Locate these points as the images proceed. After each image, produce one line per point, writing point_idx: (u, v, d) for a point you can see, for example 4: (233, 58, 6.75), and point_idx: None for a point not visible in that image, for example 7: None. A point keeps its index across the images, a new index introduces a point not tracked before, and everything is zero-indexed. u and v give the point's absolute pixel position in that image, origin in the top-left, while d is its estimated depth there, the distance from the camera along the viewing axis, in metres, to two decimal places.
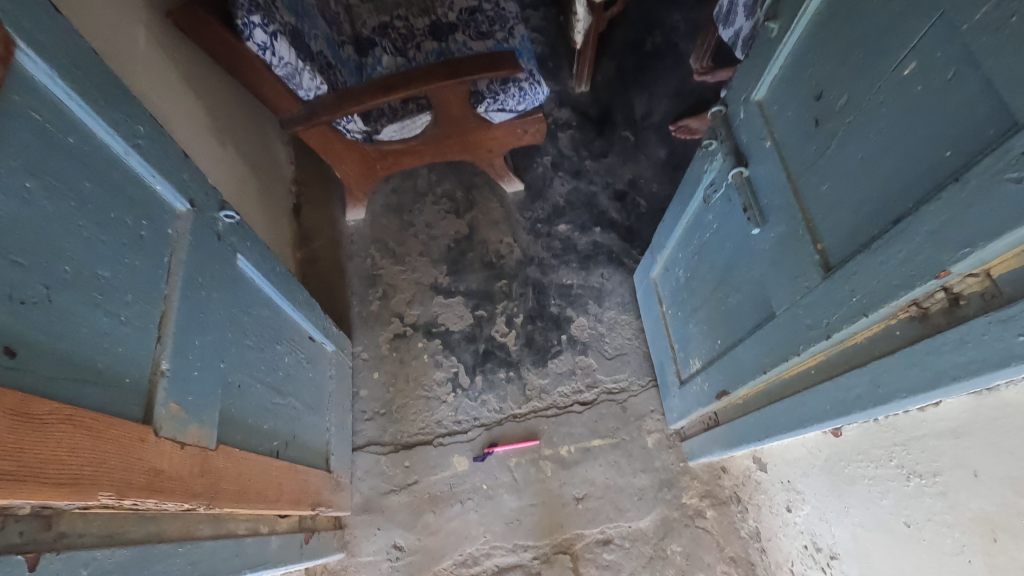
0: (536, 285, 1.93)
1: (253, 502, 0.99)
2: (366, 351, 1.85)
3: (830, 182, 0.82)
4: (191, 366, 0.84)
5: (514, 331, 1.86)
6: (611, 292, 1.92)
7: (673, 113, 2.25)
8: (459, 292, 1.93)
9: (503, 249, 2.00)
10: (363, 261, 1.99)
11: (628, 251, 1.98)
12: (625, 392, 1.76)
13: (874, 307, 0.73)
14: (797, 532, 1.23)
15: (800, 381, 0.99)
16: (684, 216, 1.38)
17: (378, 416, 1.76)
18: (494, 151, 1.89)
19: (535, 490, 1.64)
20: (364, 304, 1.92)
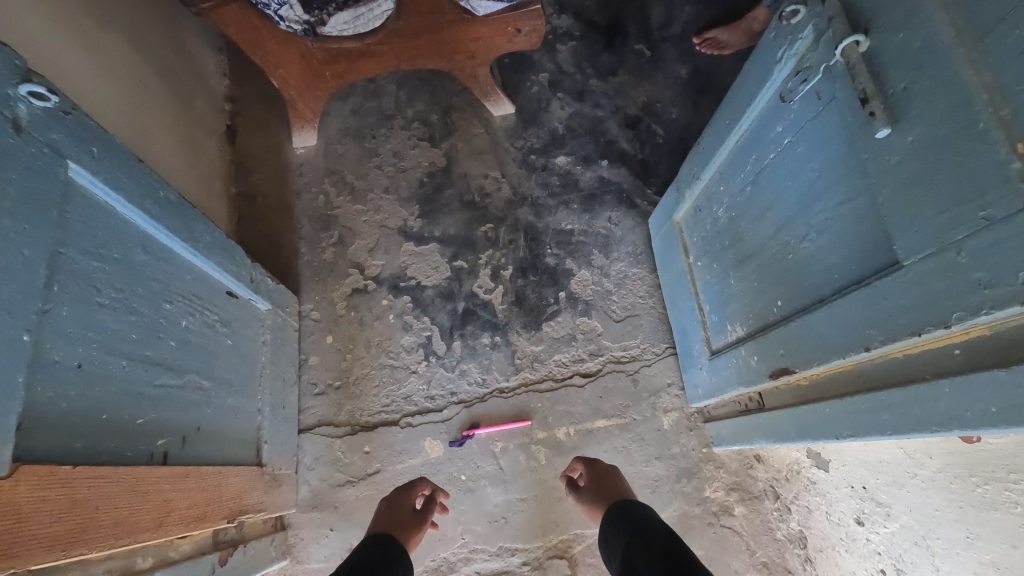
0: (529, 231, 1.57)
1: (105, 539, 0.65)
2: (317, 310, 1.49)
3: None
4: None
5: (501, 287, 1.51)
6: (621, 240, 1.57)
7: (698, 22, 1.84)
8: (434, 239, 1.56)
9: (488, 186, 1.62)
10: (314, 198, 1.60)
11: (641, 190, 1.62)
12: (636, 363, 1.44)
13: None
14: (870, 552, 1.18)
15: (924, 364, 0.68)
16: (736, 133, 1.01)
17: (331, 390, 1.42)
18: (478, 59, 1.48)
19: (525, 482, 1.35)
20: (314, 252, 1.55)
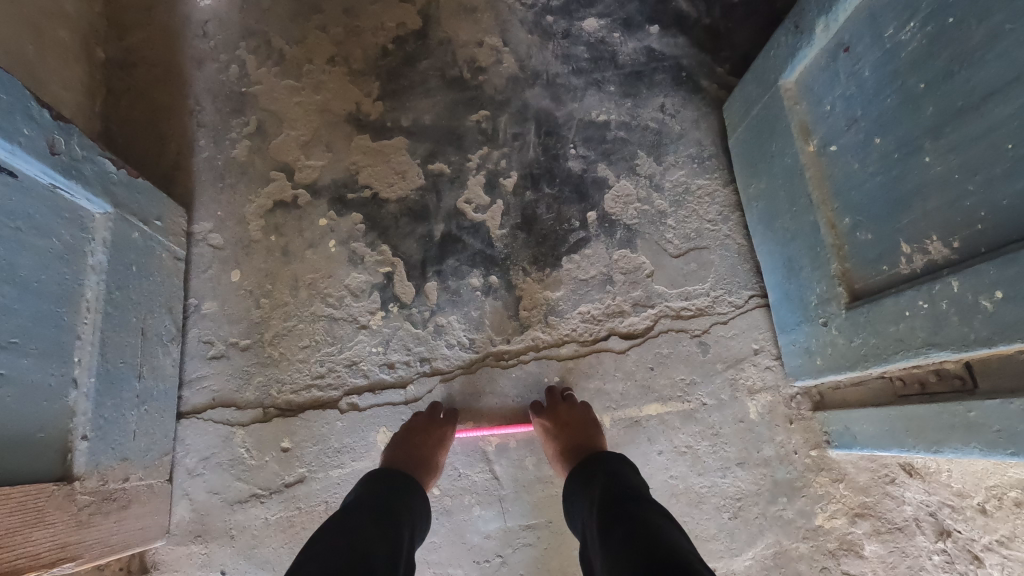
0: (542, 123, 1.05)
1: None
2: (220, 232, 0.98)
3: None
4: None
5: (500, 204, 1.00)
6: (679, 138, 1.05)
7: None
8: (400, 132, 1.04)
9: (481, 55, 1.09)
10: (222, 68, 1.07)
11: (709, 68, 1.09)
12: (705, 318, 0.94)
13: None
14: None
15: None
16: None
17: (234, 352, 0.92)
18: None
19: (535, 501, 0.88)
20: (220, 148, 1.03)
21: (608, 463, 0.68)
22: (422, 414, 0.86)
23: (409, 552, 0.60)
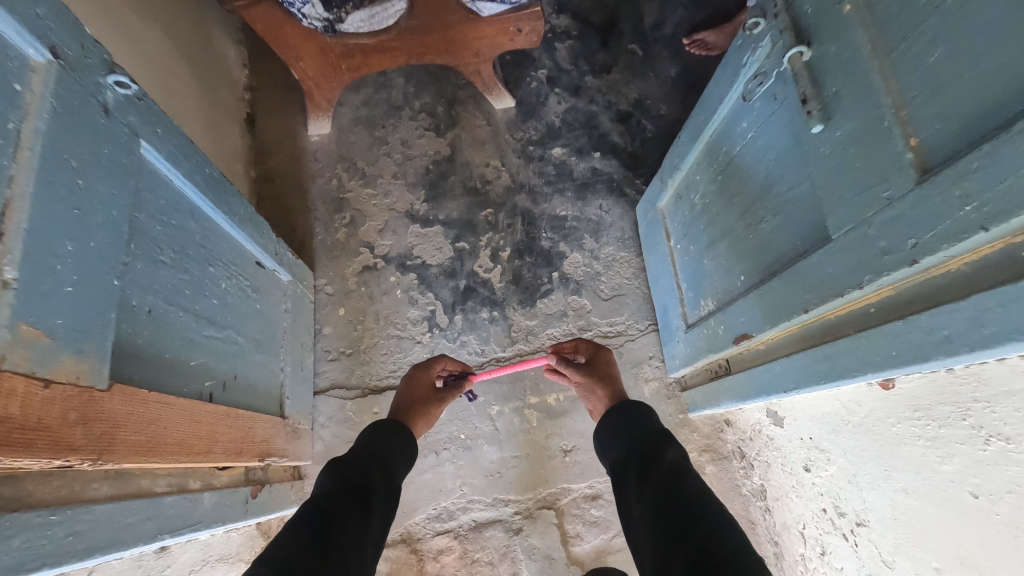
0: (525, 216, 1.70)
1: (169, 455, 0.79)
2: (331, 285, 1.63)
3: (949, 48, 0.59)
4: (63, 279, 0.62)
5: (499, 267, 1.65)
6: (610, 226, 1.70)
7: (690, 26, 1.92)
8: (438, 222, 1.69)
9: (489, 173, 1.74)
10: (329, 182, 1.73)
11: (630, 181, 1.75)
12: (621, 337, 1.58)
13: (1003, 218, 0.53)
14: (814, 494, 1.11)
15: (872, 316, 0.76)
16: (709, 127, 1.14)
17: (343, 356, 1.56)
18: (481, 54, 1.60)
19: (519, 442, 1.48)
20: (329, 232, 1.68)
21: (643, 418, 1.03)
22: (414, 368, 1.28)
23: (387, 482, 0.96)
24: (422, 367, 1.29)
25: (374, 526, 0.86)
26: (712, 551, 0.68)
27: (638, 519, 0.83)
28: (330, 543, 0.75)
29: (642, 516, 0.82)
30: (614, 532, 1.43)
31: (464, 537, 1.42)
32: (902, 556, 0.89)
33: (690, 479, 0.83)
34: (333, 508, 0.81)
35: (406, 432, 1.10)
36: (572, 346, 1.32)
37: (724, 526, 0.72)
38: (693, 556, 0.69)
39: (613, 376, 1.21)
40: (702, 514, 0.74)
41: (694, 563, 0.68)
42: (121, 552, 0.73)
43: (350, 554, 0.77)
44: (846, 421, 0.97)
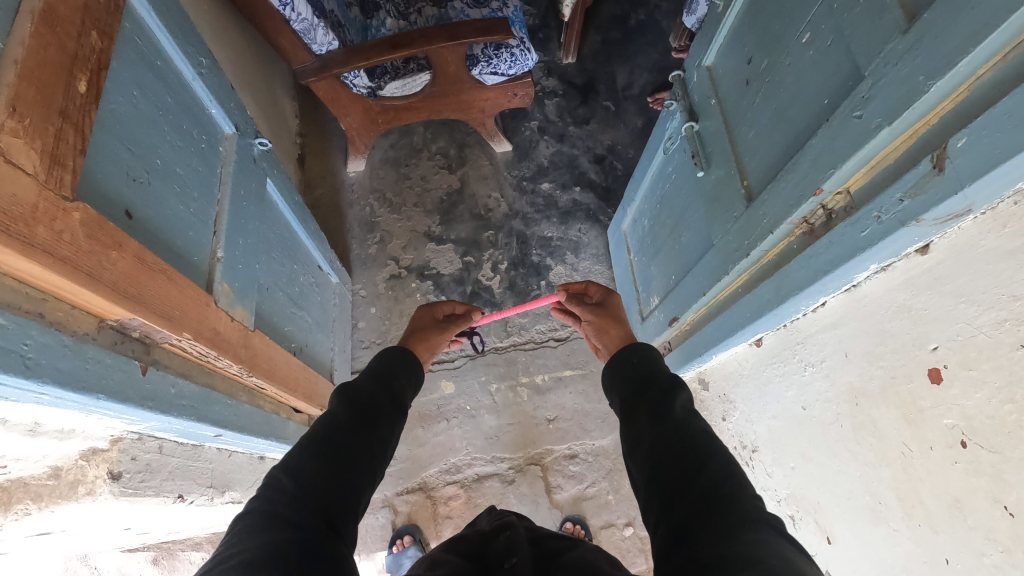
0: (520, 236, 2.13)
1: (280, 383, 1.19)
2: (364, 288, 2.06)
3: (753, 130, 1.03)
4: (237, 261, 1.03)
5: (498, 276, 2.07)
6: (587, 245, 2.12)
7: (653, 86, 2.38)
8: (450, 240, 2.12)
9: (491, 202, 2.18)
10: (363, 209, 2.17)
11: (604, 209, 2.18)
12: None
13: (776, 225, 0.95)
14: (730, 435, 1.50)
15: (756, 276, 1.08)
16: (650, 171, 1.59)
17: (374, 345, 1.98)
18: (485, 112, 2.05)
19: (512, 412, 1.87)
20: (363, 247, 2.12)
21: (652, 363, 1.01)
22: (425, 306, 1.43)
23: (396, 398, 1.02)
24: (429, 308, 1.41)
25: (381, 439, 0.91)
26: (722, 496, 0.71)
27: (644, 441, 0.86)
28: (333, 465, 0.82)
29: (649, 440, 0.85)
30: (587, 483, 1.80)
31: (468, 486, 1.80)
32: (777, 467, 1.28)
33: (698, 424, 0.85)
34: (336, 432, 0.87)
35: (411, 361, 1.13)
36: (582, 287, 1.37)
37: (731, 471, 0.75)
38: (703, 494, 0.72)
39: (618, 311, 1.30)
40: (714, 462, 0.76)
41: (704, 505, 0.71)
42: (252, 442, 1.12)
43: (354, 470, 0.84)
44: (740, 374, 1.38)
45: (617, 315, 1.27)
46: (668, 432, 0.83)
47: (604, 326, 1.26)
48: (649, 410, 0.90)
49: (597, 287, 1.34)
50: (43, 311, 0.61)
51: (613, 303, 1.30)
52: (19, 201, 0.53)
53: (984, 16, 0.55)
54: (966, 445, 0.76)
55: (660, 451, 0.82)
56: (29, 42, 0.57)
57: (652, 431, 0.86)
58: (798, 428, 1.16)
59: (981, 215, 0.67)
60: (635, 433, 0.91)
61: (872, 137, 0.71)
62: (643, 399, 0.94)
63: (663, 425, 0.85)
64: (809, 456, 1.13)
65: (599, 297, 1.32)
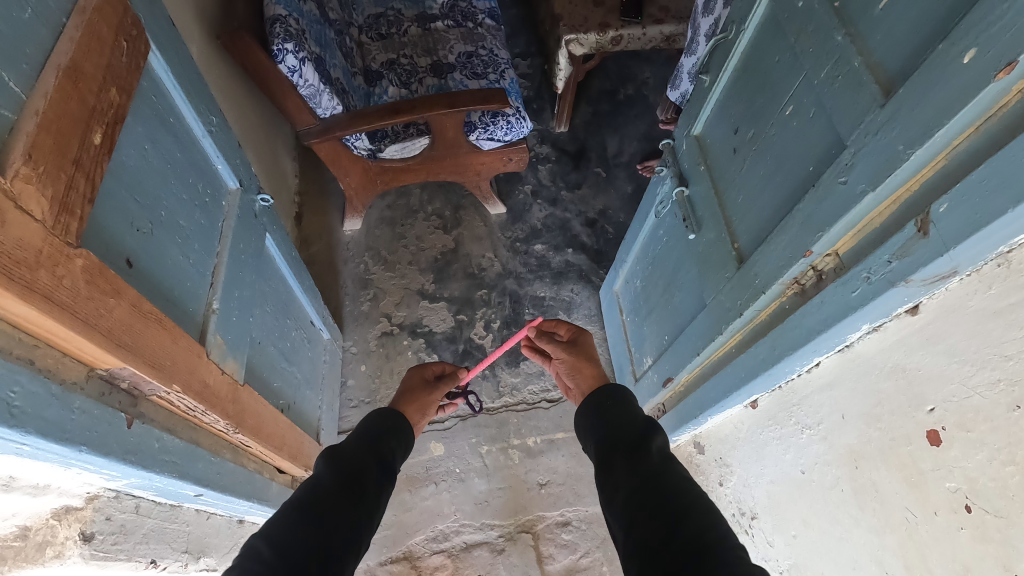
0: (512, 295, 2.14)
1: (266, 440, 1.14)
2: (355, 345, 2.04)
3: (743, 195, 1.08)
4: (232, 312, 1.03)
5: (491, 334, 2.06)
6: (579, 305, 2.14)
7: (642, 155, 2.49)
8: (443, 298, 2.13)
9: (484, 262, 2.20)
10: (358, 266, 2.19)
11: (596, 270, 2.21)
12: None
13: (768, 286, 0.97)
14: (727, 502, 1.46)
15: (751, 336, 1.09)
16: (641, 233, 1.64)
17: (363, 404, 1.94)
18: (481, 175, 2.11)
19: (503, 475, 1.82)
20: (356, 304, 2.12)
21: (626, 399, 0.99)
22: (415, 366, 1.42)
23: (387, 460, 0.99)
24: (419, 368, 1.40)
25: (367, 507, 0.87)
26: (705, 551, 0.69)
27: (621, 488, 0.83)
28: (314, 538, 0.78)
29: (625, 488, 0.83)
30: (581, 553, 1.72)
31: (456, 556, 1.71)
32: (777, 534, 1.23)
33: (676, 468, 0.83)
34: (321, 500, 0.83)
35: (403, 422, 1.09)
36: (554, 323, 1.38)
37: (712, 519, 0.73)
38: (685, 546, 0.70)
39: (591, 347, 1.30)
40: (696, 511, 0.74)
41: (686, 562, 0.69)
42: (232, 504, 1.06)
43: (338, 544, 0.80)
44: (736, 437, 1.36)
45: (588, 353, 1.27)
46: (645, 481, 0.81)
47: (576, 365, 1.26)
48: (625, 453, 0.88)
49: (568, 326, 1.34)
50: (34, 358, 0.60)
51: (584, 341, 1.30)
52: (25, 245, 0.54)
53: (956, 91, 0.59)
54: (971, 509, 0.75)
55: (638, 498, 0.80)
56: (51, 95, 0.59)
57: (627, 478, 0.84)
58: (798, 492, 1.13)
59: (966, 277, 0.69)
60: (610, 477, 0.88)
61: (857, 202, 0.74)
62: (618, 440, 0.91)
63: (640, 472, 0.83)
64: (812, 523, 1.10)
65: (570, 335, 1.32)
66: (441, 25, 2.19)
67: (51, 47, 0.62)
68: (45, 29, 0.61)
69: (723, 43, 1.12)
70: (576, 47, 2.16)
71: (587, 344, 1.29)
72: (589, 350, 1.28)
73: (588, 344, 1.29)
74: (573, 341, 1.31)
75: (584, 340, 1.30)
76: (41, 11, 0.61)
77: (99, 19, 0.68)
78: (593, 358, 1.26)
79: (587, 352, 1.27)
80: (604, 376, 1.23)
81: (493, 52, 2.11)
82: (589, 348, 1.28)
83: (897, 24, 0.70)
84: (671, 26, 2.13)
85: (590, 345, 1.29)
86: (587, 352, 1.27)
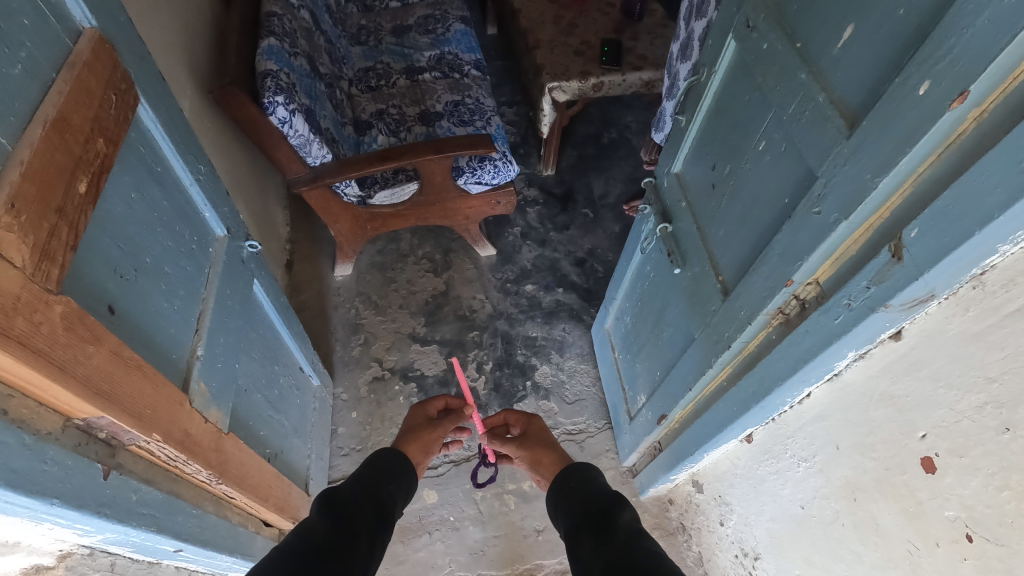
0: (504, 336, 2.13)
1: (252, 492, 1.11)
2: (346, 392, 2.01)
3: (724, 229, 1.10)
4: (217, 359, 1.02)
5: (483, 376, 2.04)
6: (571, 344, 2.13)
7: (627, 195, 2.54)
8: (435, 341, 2.12)
9: (475, 304, 2.21)
10: (348, 311, 2.19)
11: (587, 309, 2.21)
12: (583, 433, 1.93)
13: (753, 317, 0.97)
14: (729, 543, 1.42)
15: (741, 368, 1.08)
16: (628, 271, 1.66)
17: (354, 452, 1.89)
18: (470, 219, 2.14)
19: (498, 522, 1.76)
20: (347, 349, 2.10)
21: (591, 481, 1.01)
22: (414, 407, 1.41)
23: (385, 507, 0.97)
24: (420, 406, 1.40)
25: (361, 554, 0.84)
26: None
27: (593, 565, 0.80)
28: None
29: (599, 566, 0.79)
30: None
31: None
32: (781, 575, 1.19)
33: (647, 543, 0.79)
34: (314, 543, 0.80)
35: (404, 466, 1.10)
36: (504, 419, 1.41)
37: None
38: None
39: (544, 431, 1.32)
40: None
41: None
42: (213, 560, 1.02)
43: None
44: (734, 474, 1.33)
45: (541, 435, 1.30)
46: (611, 557, 0.78)
47: (534, 457, 1.24)
48: (593, 533, 0.86)
49: (516, 414, 1.39)
50: (7, 408, 0.59)
51: (535, 427, 1.33)
52: (2, 292, 0.53)
53: (914, 121, 0.62)
54: (972, 539, 0.73)
55: (605, 568, 0.78)
56: (37, 146, 0.60)
57: (598, 558, 0.81)
58: (801, 530, 1.10)
59: (944, 300, 0.70)
60: (582, 559, 0.85)
61: (831, 231, 0.76)
62: (587, 524, 0.89)
63: (607, 551, 0.80)
64: (815, 561, 1.06)
65: (523, 425, 1.36)
66: (428, 77, 2.28)
67: (40, 100, 0.64)
68: (35, 83, 0.63)
69: (696, 85, 1.16)
70: (559, 94, 2.22)
71: (542, 429, 1.32)
72: (541, 432, 1.31)
73: (543, 429, 1.32)
74: (526, 429, 1.34)
75: (537, 425, 1.34)
76: (32, 66, 0.63)
77: (89, 74, 0.71)
78: (547, 439, 1.28)
79: (539, 435, 1.30)
80: (563, 458, 1.21)
81: (479, 101, 2.18)
82: (544, 432, 1.31)
83: (855, 62, 0.73)
84: (649, 72, 2.22)
85: (542, 429, 1.32)
86: (542, 437, 1.29)
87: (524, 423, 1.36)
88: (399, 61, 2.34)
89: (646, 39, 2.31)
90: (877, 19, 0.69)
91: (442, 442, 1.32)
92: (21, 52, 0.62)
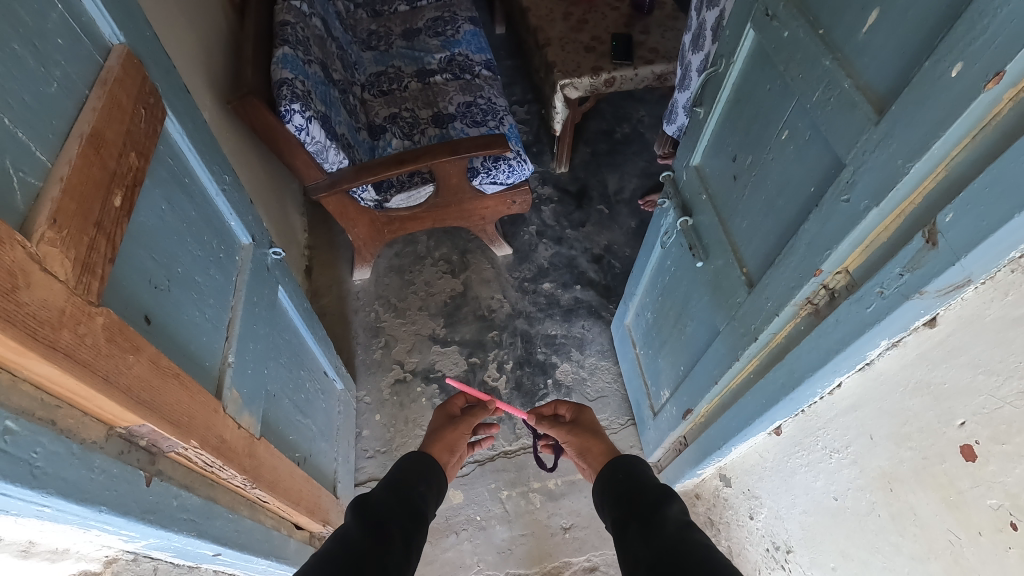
0: (524, 335, 2.13)
1: (284, 495, 1.12)
2: (369, 395, 2.03)
3: (747, 220, 1.09)
4: (246, 365, 1.03)
5: (505, 376, 2.04)
6: (591, 341, 2.12)
7: (642, 190, 2.53)
8: (455, 342, 2.13)
9: (494, 304, 2.21)
10: (368, 315, 2.20)
11: (606, 306, 2.21)
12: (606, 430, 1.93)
13: (781, 308, 0.96)
14: (760, 536, 1.41)
15: (769, 360, 1.07)
16: (648, 266, 1.65)
17: (379, 453, 1.91)
18: (487, 219, 2.15)
19: (524, 521, 1.76)
20: (368, 352, 2.12)
21: (639, 475, 1.00)
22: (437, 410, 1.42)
23: (416, 508, 0.98)
24: (444, 408, 1.41)
25: (396, 556, 0.84)
26: None
27: (640, 559, 0.80)
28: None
29: (647, 559, 0.78)
30: None
31: None
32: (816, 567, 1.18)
33: (696, 537, 0.79)
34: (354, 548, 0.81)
35: (432, 466, 1.11)
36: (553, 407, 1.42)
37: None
38: None
39: (592, 419, 1.32)
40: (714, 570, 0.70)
41: None
42: (250, 563, 1.04)
43: None
44: (763, 467, 1.32)
45: (591, 424, 1.30)
46: (659, 550, 0.78)
47: (584, 444, 1.24)
48: (640, 527, 0.86)
49: (565, 405, 1.39)
50: (55, 418, 0.60)
51: (585, 416, 1.33)
52: (49, 306, 0.55)
53: (948, 104, 0.61)
54: (1016, 528, 0.72)
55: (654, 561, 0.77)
56: (74, 162, 0.62)
57: (646, 551, 0.80)
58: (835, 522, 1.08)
59: (982, 285, 0.69)
60: (630, 552, 0.85)
61: (862, 219, 0.75)
62: (636, 517, 0.89)
63: (656, 544, 0.80)
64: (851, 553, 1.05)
65: (572, 414, 1.36)
66: (439, 79, 2.29)
67: (75, 117, 0.65)
68: (69, 100, 0.65)
69: (714, 76, 1.15)
70: (571, 90, 2.21)
71: (590, 417, 1.33)
72: (591, 421, 1.31)
73: (594, 419, 1.32)
74: (575, 418, 1.34)
75: (586, 415, 1.34)
76: (66, 83, 0.65)
77: (119, 89, 0.72)
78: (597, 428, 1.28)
79: (590, 423, 1.30)
80: (612, 448, 1.21)
81: (492, 101, 2.18)
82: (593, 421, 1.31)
83: (882, 46, 0.72)
84: (661, 65, 2.20)
85: (592, 418, 1.33)
86: (592, 425, 1.29)
87: (573, 412, 1.36)
88: (410, 65, 2.36)
89: (656, 33, 2.30)
90: (904, 2, 0.68)
91: (465, 438, 1.33)
92: (56, 70, 0.64)
